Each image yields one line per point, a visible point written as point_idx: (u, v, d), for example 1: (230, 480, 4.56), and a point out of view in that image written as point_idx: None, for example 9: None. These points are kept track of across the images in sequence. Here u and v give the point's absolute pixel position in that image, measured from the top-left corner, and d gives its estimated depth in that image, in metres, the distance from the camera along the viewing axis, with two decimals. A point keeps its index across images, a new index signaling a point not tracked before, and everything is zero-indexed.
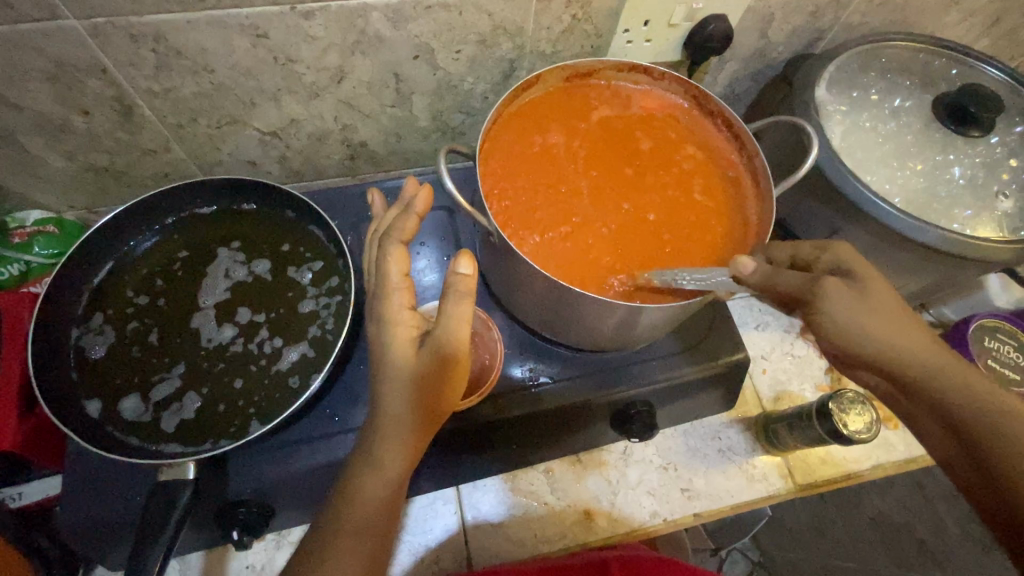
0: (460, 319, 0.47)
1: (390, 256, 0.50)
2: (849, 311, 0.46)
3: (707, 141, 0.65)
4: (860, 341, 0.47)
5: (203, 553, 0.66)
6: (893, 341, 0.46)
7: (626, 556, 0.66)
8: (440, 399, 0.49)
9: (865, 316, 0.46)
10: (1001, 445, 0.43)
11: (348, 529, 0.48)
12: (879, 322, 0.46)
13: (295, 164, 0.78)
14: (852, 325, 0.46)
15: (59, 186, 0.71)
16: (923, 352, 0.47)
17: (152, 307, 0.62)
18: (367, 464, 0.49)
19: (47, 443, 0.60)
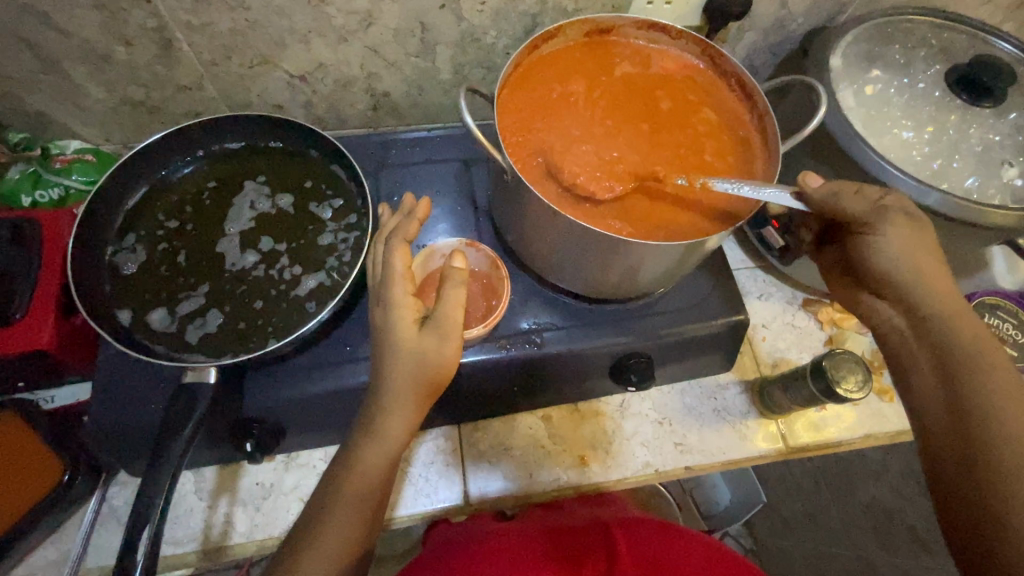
0: (456, 303, 0.51)
1: (394, 252, 0.53)
2: (904, 243, 0.56)
3: (724, 102, 0.65)
4: (901, 269, 0.56)
5: (217, 468, 0.71)
6: (931, 281, 0.55)
7: (626, 525, 0.72)
8: (438, 377, 0.52)
9: (915, 252, 0.56)
10: (980, 397, 0.48)
11: (345, 497, 0.54)
12: (927, 261, 0.55)
13: (320, 111, 0.81)
14: (901, 255, 0.56)
15: (97, 117, 0.75)
16: (946, 298, 0.54)
17: (180, 231, 0.66)
18: (370, 434, 0.54)
19: (78, 348, 0.64)
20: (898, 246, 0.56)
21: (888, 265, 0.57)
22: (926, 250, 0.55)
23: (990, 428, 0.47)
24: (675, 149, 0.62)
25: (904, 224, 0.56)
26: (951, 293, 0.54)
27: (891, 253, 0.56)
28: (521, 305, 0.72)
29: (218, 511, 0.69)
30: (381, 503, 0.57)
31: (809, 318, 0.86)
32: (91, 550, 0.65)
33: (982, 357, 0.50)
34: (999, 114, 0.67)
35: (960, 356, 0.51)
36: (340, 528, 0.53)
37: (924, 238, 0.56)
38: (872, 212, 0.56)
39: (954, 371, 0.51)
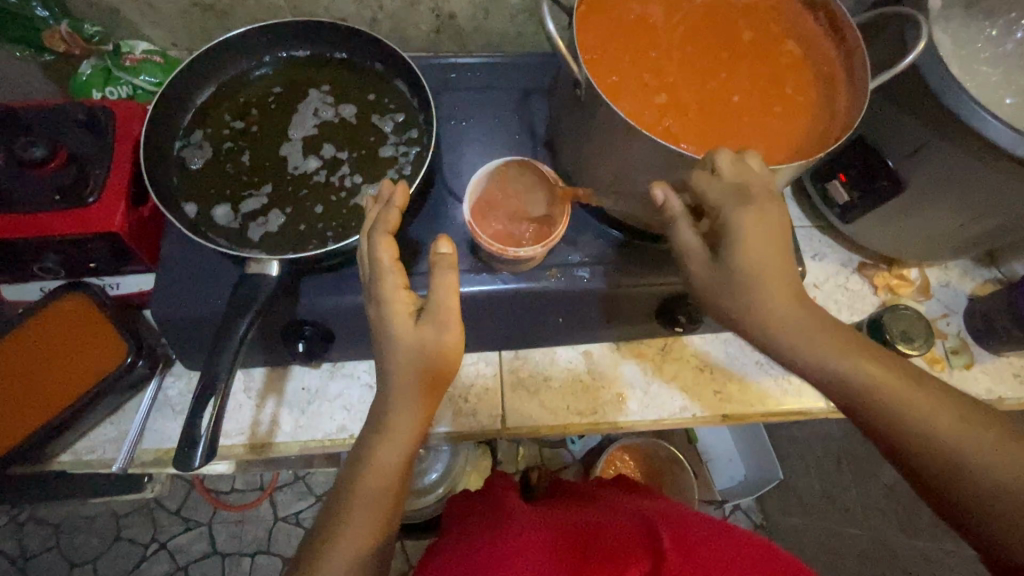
0: (448, 290, 0.49)
1: (378, 246, 0.51)
2: (742, 272, 0.48)
3: (809, 35, 0.62)
4: (731, 298, 0.50)
5: (266, 370, 0.73)
6: (773, 300, 0.49)
7: (676, 522, 0.57)
8: (445, 365, 0.51)
9: (751, 270, 0.48)
10: (894, 415, 0.48)
11: (360, 498, 0.53)
12: (764, 259, 0.48)
13: (384, 29, 0.80)
14: (750, 286, 0.49)
15: (166, 18, 0.76)
16: (789, 310, 0.49)
17: (246, 132, 0.66)
18: (381, 435, 0.53)
19: (145, 239, 0.66)
20: (738, 267, 0.48)
21: (746, 305, 0.49)
22: (769, 262, 0.48)
23: (940, 455, 0.47)
24: (754, 80, 0.60)
25: (760, 210, 0.48)
26: (793, 299, 0.49)
27: (755, 301, 0.49)
28: (574, 237, 0.71)
29: (265, 410, 0.71)
30: (398, 502, 0.55)
31: (863, 281, 0.84)
32: (148, 433, 0.68)
33: (888, 393, 0.48)
34: None
35: (857, 393, 0.49)
36: (361, 534, 0.52)
37: (766, 232, 0.48)
38: (727, 267, 0.49)
39: (870, 416, 0.49)
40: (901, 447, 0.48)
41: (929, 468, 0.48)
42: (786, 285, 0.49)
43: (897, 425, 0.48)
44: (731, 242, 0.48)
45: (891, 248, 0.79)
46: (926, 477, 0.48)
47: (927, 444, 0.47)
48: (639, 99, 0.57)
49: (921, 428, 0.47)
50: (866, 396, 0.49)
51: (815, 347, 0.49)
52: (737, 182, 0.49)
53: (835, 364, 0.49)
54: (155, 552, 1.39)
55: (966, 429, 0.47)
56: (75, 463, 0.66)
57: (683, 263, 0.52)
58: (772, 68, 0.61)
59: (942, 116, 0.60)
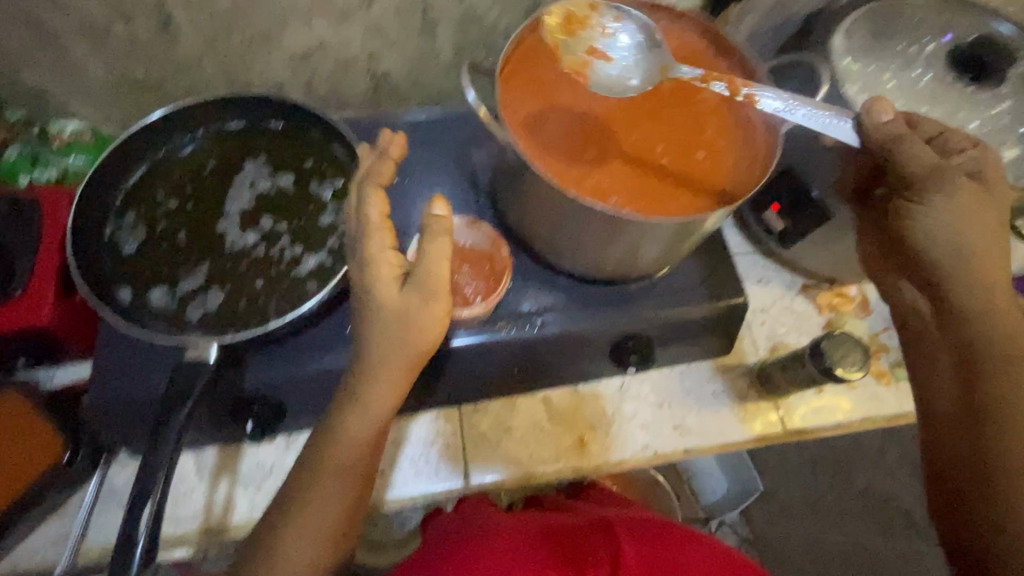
0: (439, 259, 0.50)
1: (368, 200, 0.51)
2: (955, 212, 0.58)
3: (726, 82, 0.65)
4: (954, 235, 0.58)
5: (217, 450, 0.71)
6: (970, 250, 0.58)
7: (633, 523, 0.62)
8: (425, 339, 0.52)
9: (953, 219, 0.58)
10: (1010, 390, 0.55)
11: (330, 467, 0.56)
12: (984, 216, 0.58)
13: (320, 92, 0.81)
14: (948, 222, 0.58)
15: (96, 98, 0.74)
16: (978, 273, 0.58)
17: (181, 210, 0.66)
18: (355, 404, 0.54)
19: (77, 327, 0.64)
20: (950, 211, 0.58)
21: (941, 232, 0.59)
22: (973, 215, 0.58)
23: (1019, 435, 0.54)
24: (676, 129, 0.62)
25: (991, 181, 0.58)
26: (990, 257, 0.58)
27: (943, 222, 0.58)
28: (522, 287, 0.72)
29: (219, 492, 0.69)
30: (368, 473, 0.59)
31: (808, 302, 0.86)
32: (92, 529, 0.65)
33: (1014, 365, 0.56)
34: (999, 101, 0.67)
35: (974, 339, 0.58)
36: (334, 498, 0.57)
37: (990, 208, 0.58)
38: (938, 199, 0.58)
39: (978, 369, 0.57)
40: (999, 418, 0.55)
41: (999, 451, 0.54)
42: (988, 248, 0.58)
43: (998, 392, 0.56)
44: (974, 188, 0.58)
45: (829, 270, 0.83)
46: (1004, 450, 0.54)
47: (1013, 418, 0.54)
48: (566, 157, 0.59)
49: (1015, 402, 0.55)
50: (1002, 359, 0.56)
51: (981, 294, 0.59)
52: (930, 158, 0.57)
53: (995, 327, 0.58)
54: None
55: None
56: (13, 569, 0.63)
57: (921, 186, 0.58)
58: (694, 115, 0.63)
59: (856, 149, 0.63)
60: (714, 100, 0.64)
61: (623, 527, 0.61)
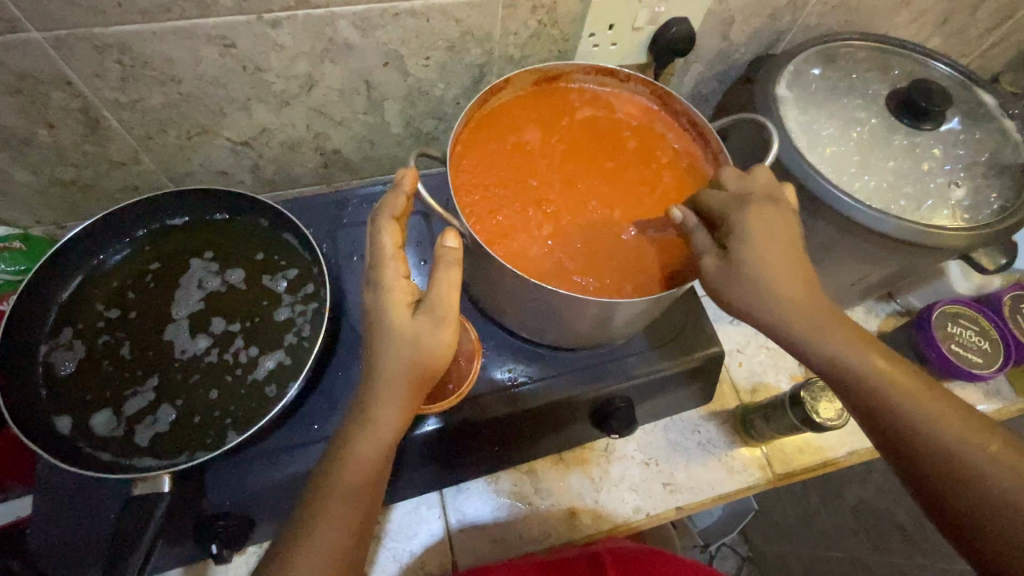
0: (449, 286, 0.50)
1: (382, 231, 0.52)
2: (742, 279, 0.50)
3: (676, 143, 0.65)
4: (756, 304, 0.51)
5: (182, 570, 0.65)
6: (789, 301, 0.50)
7: (616, 548, 0.68)
8: (432, 364, 0.51)
9: (759, 277, 0.50)
10: (908, 425, 0.47)
11: (339, 490, 0.49)
12: (776, 255, 0.51)
13: (268, 173, 0.78)
14: (752, 290, 0.50)
15: (25, 202, 0.70)
16: (817, 327, 0.50)
17: (123, 320, 0.61)
18: (361, 425, 0.51)
19: (15, 462, 0.60)
20: (741, 279, 0.51)
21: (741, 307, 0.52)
22: (762, 273, 0.50)
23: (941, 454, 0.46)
24: (632, 196, 0.62)
25: (763, 208, 0.52)
26: (813, 307, 0.50)
27: (739, 297, 0.51)
28: (495, 360, 0.70)
29: None
30: (375, 505, 0.51)
31: None
32: None
33: (893, 392, 0.48)
34: (942, 139, 0.69)
35: (850, 377, 0.49)
36: (335, 527, 0.48)
37: (782, 228, 0.52)
38: (726, 270, 0.51)
39: (868, 407, 0.49)
40: (910, 449, 0.47)
41: (940, 472, 0.46)
42: (801, 299, 0.50)
43: (903, 426, 0.47)
44: (736, 251, 0.51)
45: None
46: (935, 478, 0.46)
47: (927, 440, 0.47)
48: (524, 236, 0.58)
49: (921, 421, 0.47)
50: (880, 393, 0.48)
51: (827, 339, 0.50)
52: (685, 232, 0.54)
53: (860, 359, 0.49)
54: None
55: (971, 441, 0.46)
56: None
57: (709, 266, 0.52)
58: (649, 180, 0.63)
59: (809, 199, 0.64)
60: (666, 164, 0.64)
61: (608, 564, 0.64)
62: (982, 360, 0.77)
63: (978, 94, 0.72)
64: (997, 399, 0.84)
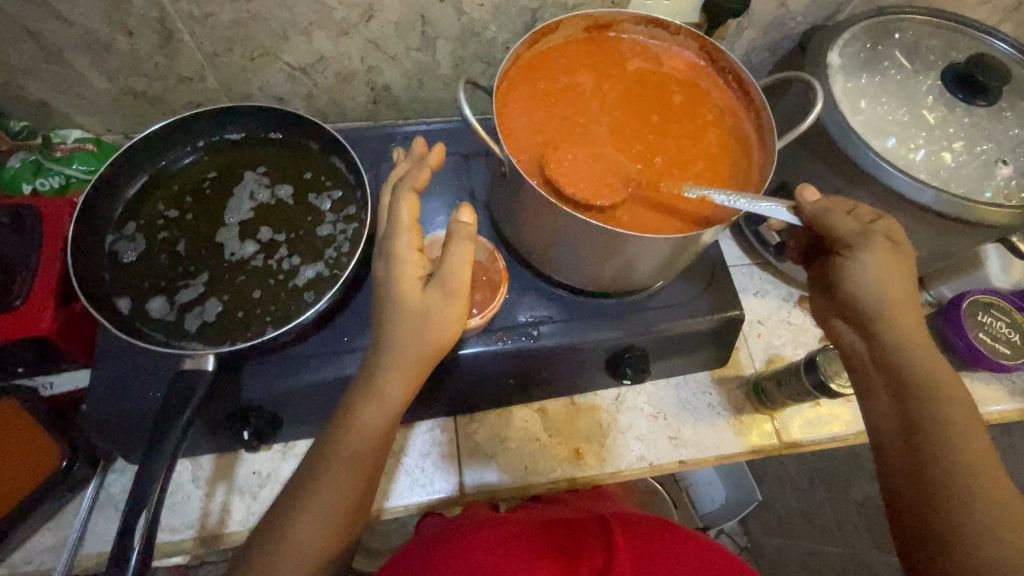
0: (462, 260, 0.51)
1: (402, 202, 0.52)
2: (883, 269, 0.56)
3: (721, 101, 0.66)
4: (875, 289, 0.56)
5: (214, 457, 0.71)
6: (905, 315, 0.56)
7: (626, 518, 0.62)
8: (442, 339, 0.51)
9: (887, 275, 0.56)
10: (947, 463, 0.50)
11: (342, 457, 0.54)
12: (907, 275, 0.56)
13: (320, 104, 0.82)
14: (878, 280, 0.56)
15: (100, 108, 0.76)
16: (913, 341, 0.56)
17: (180, 220, 0.66)
18: (368, 396, 0.53)
19: (81, 337, 0.65)
20: (877, 266, 0.56)
21: (859, 287, 0.57)
22: (903, 278, 0.56)
23: (961, 492, 0.48)
24: (673, 144, 0.63)
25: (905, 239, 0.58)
26: (917, 330, 0.56)
27: (868, 280, 0.56)
28: (519, 298, 0.72)
29: (215, 499, 0.69)
30: (378, 464, 0.56)
31: (804, 315, 0.86)
32: (88, 536, 0.66)
33: (952, 416, 0.52)
34: (1000, 119, 0.67)
35: (920, 396, 0.53)
36: (346, 487, 0.54)
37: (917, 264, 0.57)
38: (869, 253, 0.56)
39: (917, 426, 0.53)
40: (933, 458, 0.51)
41: (947, 493, 0.49)
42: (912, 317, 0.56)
43: (936, 440, 0.51)
44: (894, 245, 0.56)
45: None
46: (937, 511, 0.49)
47: (954, 472, 0.49)
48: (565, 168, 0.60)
49: (958, 455, 0.50)
50: (934, 415, 0.52)
51: (920, 354, 0.55)
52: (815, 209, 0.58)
53: (934, 385, 0.53)
54: None
55: (1000, 505, 0.47)
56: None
57: (849, 249, 0.57)
58: (692, 131, 0.64)
59: (849, 167, 0.63)
60: (710, 117, 0.65)
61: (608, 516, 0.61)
62: (1010, 352, 0.75)
63: None
64: (1020, 398, 0.82)
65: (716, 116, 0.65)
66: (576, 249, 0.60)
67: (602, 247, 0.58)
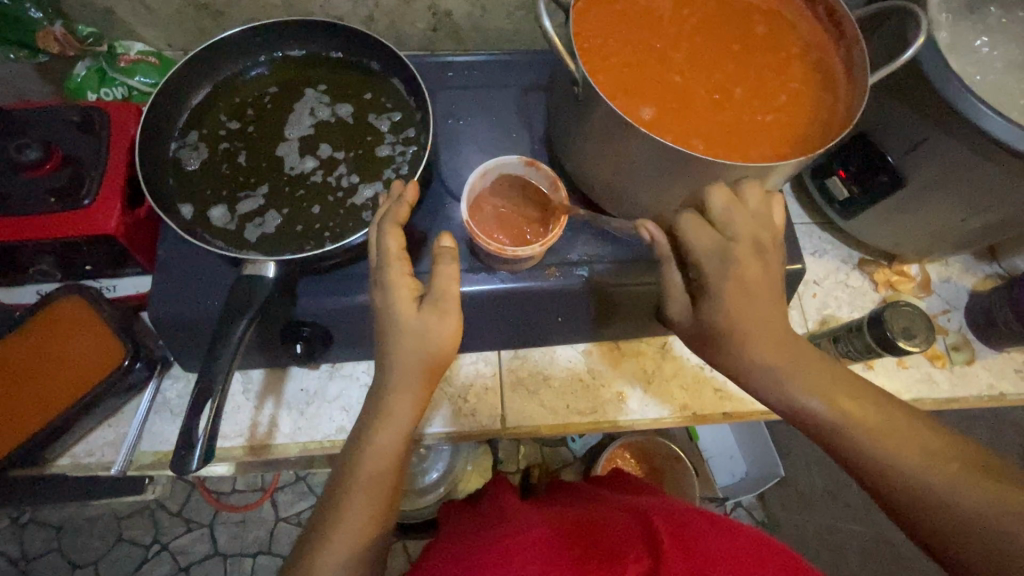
0: (451, 277, 0.52)
1: (387, 235, 0.53)
2: (725, 304, 0.49)
3: (808, 33, 0.62)
4: (724, 328, 0.49)
5: (264, 372, 0.73)
6: (755, 343, 0.49)
7: (672, 515, 0.55)
8: (445, 350, 0.52)
9: (736, 306, 0.49)
10: (900, 489, 0.45)
11: (360, 482, 0.53)
12: (740, 300, 0.49)
13: (379, 28, 0.80)
14: (726, 319, 0.49)
15: (162, 20, 0.76)
16: (771, 359, 0.49)
17: (241, 132, 0.66)
18: (379, 419, 0.53)
19: (145, 240, 0.66)
20: (727, 292, 0.49)
21: (718, 341, 0.50)
22: (739, 305, 0.49)
23: (931, 515, 0.44)
24: (756, 75, 0.59)
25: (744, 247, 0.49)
26: (777, 350, 0.49)
27: (725, 326, 0.49)
28: (572, 235, 0.70)
29: (264, 412, 0.71)
30: (397, 485, 0.55)
31: (864, 278, 0.83)
32: (146, 435, 0.68)
33: (875, 436, 0.46)
34: None
35: (836, 434, 0.48)
36: (363, 513, 0.53)
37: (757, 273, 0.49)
38: (720, 294, 0.49)
39: (853, 463, 0.47)
40: (884, 489, 0.46)
41: (926, 520, 0.44)
42: (768, 328, 0.49)
43: (884, 473, 0.46)
44: (719, 278, 0.49)
45: (892, 245, 0.78)
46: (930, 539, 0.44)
47: (919, 495, 0.44)
48: (639, 91, 0.57)
49: (912, 471, 0.45)
50: (863, 444, 0.47)
51: (806, 379, 0.49)
52: (737, 229, 0.49)
53: (856, 424, 0.47)
54: (157, 553, 1.38)
55: (979, 496, 0.43)
56: (73, 467, 0.67)
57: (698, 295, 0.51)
58: (776, 63, 0.60)
59: (944, 113, 0.59)
60: (796, 50, 0.61)
61: (653, 517, 0.53)
62: None
63: None
64: None
65: (802, 49, 0.61)
66: (641, 179, 0.58)
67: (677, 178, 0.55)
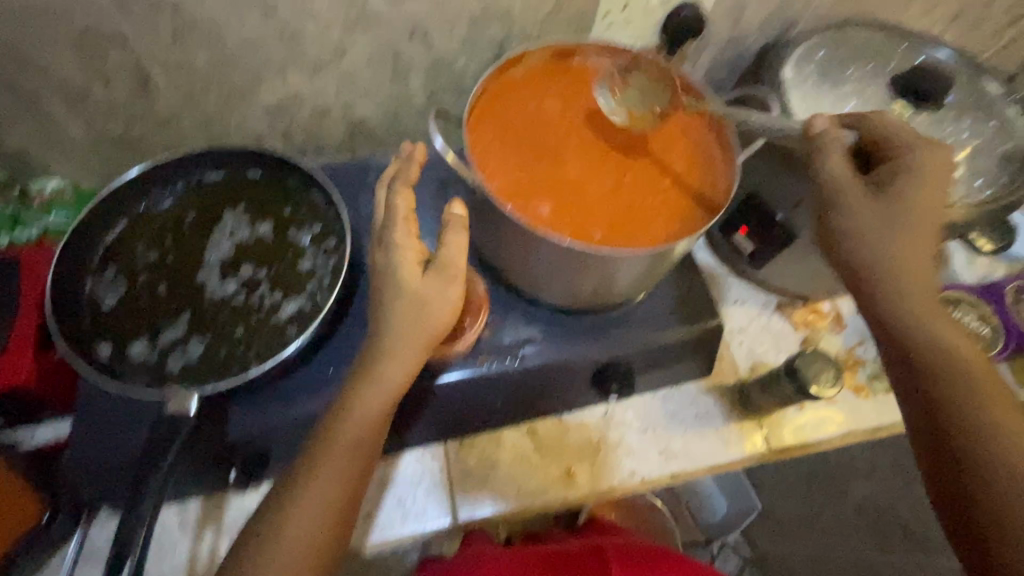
0: (458, 248, 0.55)
1: (397, 196, 0.56)
2: (903, 213, 0.57)
3: (686, 119, 0.68)
4: (894, 242, 0.58)
5: (201, 502, 0.70)
6: (910, 279, 0.58)
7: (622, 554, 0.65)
8: (438, 325, 0.55)
9: (912, 238, 0.58)
10: (973, 428, 0.53)
11: (341, 449, 0.55)
12: (924, 225, 0.58)
13: (297, 140, 0.83)
14: (898, 228, 0.58)
15: (76, 156, 0.77)
16: (924, 292, 0.58)
17: (161, 261, 0.67)
18: (368, 379, 0.55)
19: (60, 381, 0.65)
20: (903, 217, 0.57)
21: (877, 245, 0.58)
22: (920, 221, 0.58)
23: (988, 466, 0.51)
24: (643, 162, 0.65)
25: (924, 156, 0.58)
26: (931, 293, 0.58)
27: (891, 239, 0.58)
28: (501, 321, 0.72)
29: (204, 543, 0.68)
30: (372, 461, 0.57)
31: (784, 321, 0.88)
32: None
33: (976, 391, 0.54)
34: (944, 124, 0.71)
35: (938, 364, 0.56)
36: (337, 478, 0.55)
37: (933, 194, 0.58)
38: (886, 208, 0.58)
39: (940, 395, 0.55)
40: (965, 434, 0.53)
41: (981, 466, 0.52)
42: (926, 244, 0.58)
43: (966, 414, 0.54)
44: (893, 198, 0.58)
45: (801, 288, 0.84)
46: (972, 477, 0.52)
47: (978, 437, 0.53)
48: (536, 190, 0.61)
49: (987, 421, 0.53)
50: (962, 382, 0.55)
51: (936, 321, 0.57)
52: (910, 139, 0.60)
53: (959, 366, 0.55)
54: None
55: (1020, 457, 0.51)
56: None
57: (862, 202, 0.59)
58: (660, 149, 0.66)
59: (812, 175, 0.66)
60: (676, 135, 0.67)
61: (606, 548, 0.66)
62: (981, 344, 0.78)
63: (982, 81, 0.73)
64: None
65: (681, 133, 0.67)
66: (551, 268, 0.61)
67: (583, 266, 0.59)
